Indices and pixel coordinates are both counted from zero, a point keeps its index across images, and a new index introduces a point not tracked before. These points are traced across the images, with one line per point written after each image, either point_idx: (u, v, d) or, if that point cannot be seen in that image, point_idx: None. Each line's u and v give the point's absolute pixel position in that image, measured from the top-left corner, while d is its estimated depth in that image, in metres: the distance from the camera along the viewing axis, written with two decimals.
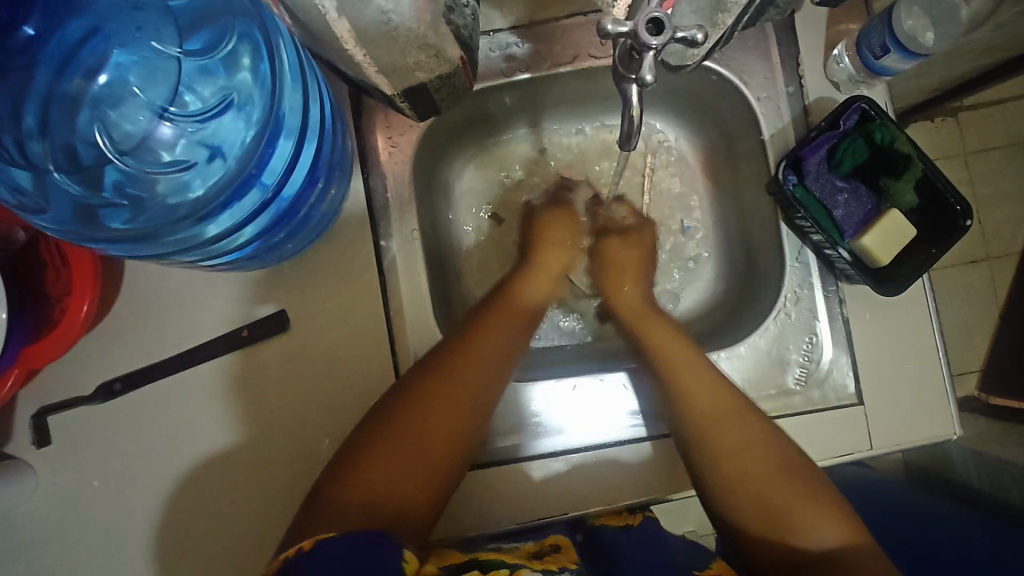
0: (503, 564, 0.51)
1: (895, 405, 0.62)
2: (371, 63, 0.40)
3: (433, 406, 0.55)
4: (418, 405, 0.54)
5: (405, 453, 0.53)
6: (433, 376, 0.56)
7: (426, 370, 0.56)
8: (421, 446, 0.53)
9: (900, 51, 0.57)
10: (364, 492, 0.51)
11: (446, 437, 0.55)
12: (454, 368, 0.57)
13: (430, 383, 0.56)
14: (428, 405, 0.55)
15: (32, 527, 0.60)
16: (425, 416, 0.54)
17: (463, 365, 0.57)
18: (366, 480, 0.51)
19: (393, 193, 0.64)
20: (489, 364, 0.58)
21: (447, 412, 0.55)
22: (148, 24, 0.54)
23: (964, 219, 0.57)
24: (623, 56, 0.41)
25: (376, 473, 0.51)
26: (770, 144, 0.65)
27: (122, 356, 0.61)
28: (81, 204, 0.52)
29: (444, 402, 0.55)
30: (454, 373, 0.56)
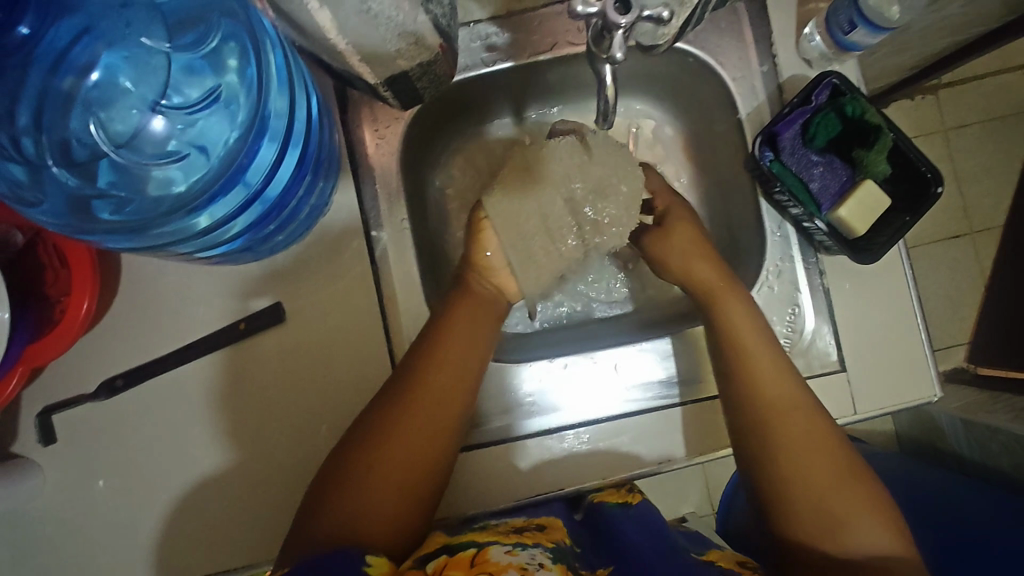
0: (473, 544, 0.52)
1: (877, 370, 0.64)
2: (353, 52, 0.41)
3: (399, 422, 0.56)
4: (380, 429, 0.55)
5: (375, 472, 0.54)
6: (395, 399, 0.57)
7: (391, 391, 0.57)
8: (389, 465, 0.54)
9: (867, 25, 0.59)
10: (341, 511, 0.52)
11: (415, 454, 0.55)
12: (413, 388, 0.57)
13: (391, 406, 0.56)
14: (393, 427, 0.56)
15: (42, 524, 0.62)
16: (388, 439, 0.55)
17: (422, 382, 0.57)
18: (340, 505, 0.53)
19: (382, 184, 0.66)
20: (449, 376, 0.58)
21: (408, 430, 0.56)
22: (137, 21, 0.55)
23: (935, 185, 0.60)
24: (595, 37, 0.43)
25: (353, 497, 0.53)
26: (746, 123, 0.66)
27: (123, 353, 0.63)
28: (76, 197, 0.54)
29: (409, 420, 0.56)
30: (415, 393, 0.57)
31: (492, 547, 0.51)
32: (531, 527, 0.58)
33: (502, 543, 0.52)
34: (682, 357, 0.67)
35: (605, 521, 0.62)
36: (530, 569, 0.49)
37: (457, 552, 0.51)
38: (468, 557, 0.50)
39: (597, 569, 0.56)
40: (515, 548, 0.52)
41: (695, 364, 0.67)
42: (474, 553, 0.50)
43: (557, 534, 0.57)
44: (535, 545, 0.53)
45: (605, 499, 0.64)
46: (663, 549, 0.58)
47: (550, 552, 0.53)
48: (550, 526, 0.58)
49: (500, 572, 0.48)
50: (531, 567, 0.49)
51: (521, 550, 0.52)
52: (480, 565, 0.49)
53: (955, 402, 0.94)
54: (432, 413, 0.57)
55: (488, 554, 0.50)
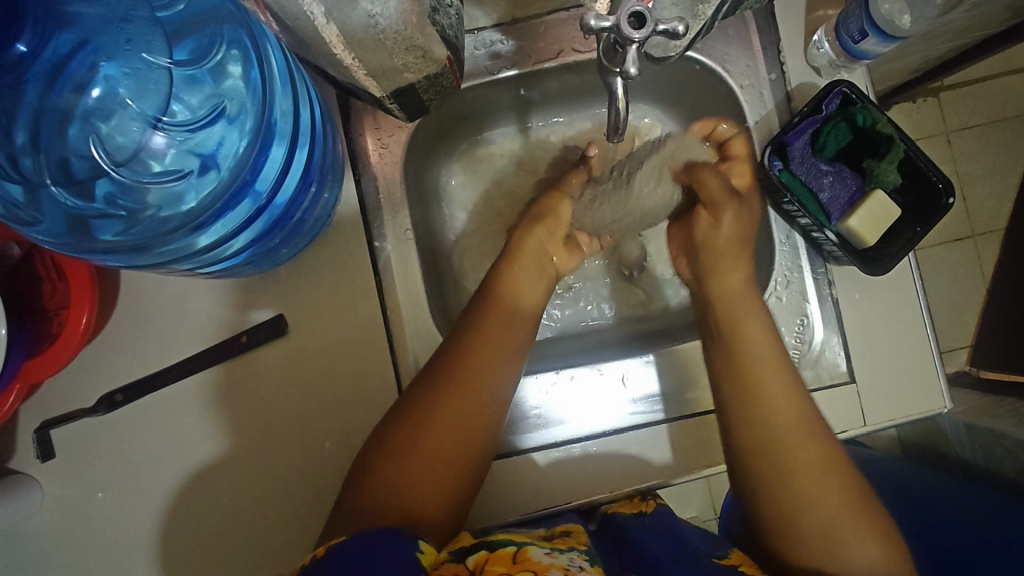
0: (510, 542, 0.52)
1: (886, 382, 0.64)
2: (360, 67, 0.40)
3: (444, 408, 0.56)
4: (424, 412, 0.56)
5: (413, 455, 0.54)
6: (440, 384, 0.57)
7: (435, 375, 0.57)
8: (426, 451, 0.55)
9: (878, 34, 0.58)
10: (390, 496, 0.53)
11: (455, 443, 0.56)
12: (457, 376, 0.57)
13: (431, 394, 0.56)
14: (437, 413, 0.56)
15: (40, 540, 0.61)
16: (430, 424, 0.55)
17: (470, 373, 0.57)
18: (380, 490, 0.53)
19: (385, 192, 0.65)
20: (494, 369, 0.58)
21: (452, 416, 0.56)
22: (138, 35, 0.53)
23: (946, 196, 0.59)
24: (607, 51, 0.42)
25: (390, 476, 0.53)
26: (754, 132, 0.66)
27: (123, 367, 0.61)
28: (75, 216, 0.53)
29: (455, 407, 0.56)
30: (462, 382, 0.57)
31: (531, 547, 0.51)
32: (557, 534, 0.58)
33: (539, 544, 0.53)
34: (672, 374, 0.66)
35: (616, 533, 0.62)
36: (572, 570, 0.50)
37: (496, 549, 0.50)
38: (509, 554, 0.50)
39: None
40: (555, 551, 0.52)
41: (682, 380, 0.66)
42: (516, 551, 0.50)
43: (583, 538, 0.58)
44: (571, 549, 0.54)
45: (617, 510, 0.65)
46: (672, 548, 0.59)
47: (586, 555, 0.54)
48: (574, 531, 0.59)
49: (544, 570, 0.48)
50: (573, 569, 0.50)
51: (561, 554, 0.52)
52: (523, 562, 0.49)
53: (958, 407, 0.93)
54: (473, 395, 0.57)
55: (528, 553, 0.50)
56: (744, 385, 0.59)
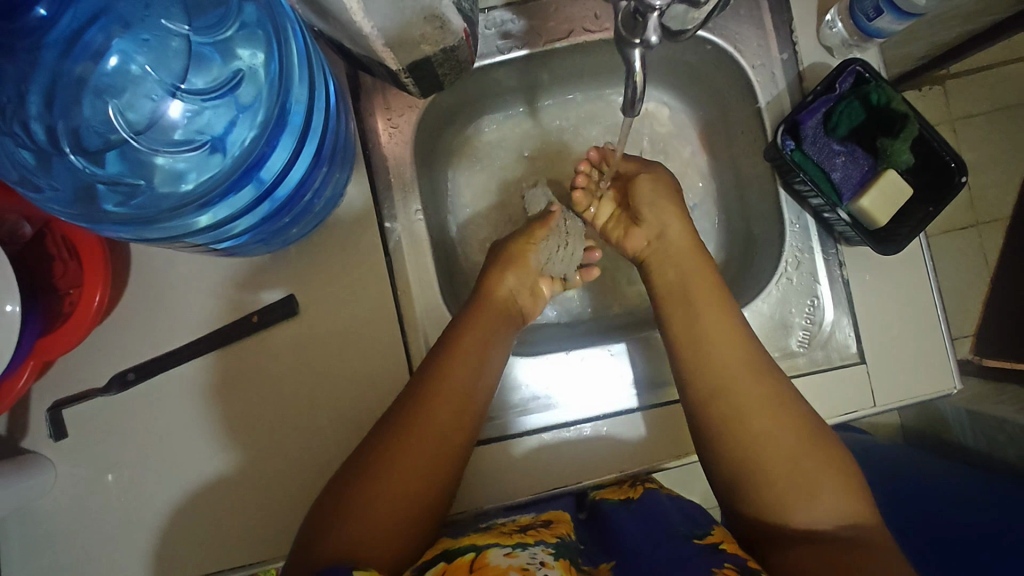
0: (471, 548, 0.51)
1: (897, 363, 0.64)
2: (378, 37, 0.40)
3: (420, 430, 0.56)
4: (401, 438, 0.55)
5: (379, 488, 0.53)
6: (406, 417, 0.56)
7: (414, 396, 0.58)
8: (394, 483, 0.54)
9: (892, 12, 0.58)
10: (354, 526, 0.51)
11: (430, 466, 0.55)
12: (421, 405, 0.57)
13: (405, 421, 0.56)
14: (405, 446, 0.55)
15: (53, 519, 0.61)
16: (395, 456, 0.54)
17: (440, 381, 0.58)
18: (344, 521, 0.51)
19: (394, 175, 0.65)
20: (461, 386, 0.58)
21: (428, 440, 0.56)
22: (157, 3, 0.54)
23: (960, 175, 0.59)
24: (626, 20, 0.41)
25: (359, 513, 0.52)
26: (766, 112, 0.65)
27: (134, 346, 0.62)
28: (86, 184, 0.53)
29: (422, 436, 0.56)
30: (432, 403, 0.57)
31: (492, 550, 0.50)
32: (536, 525, 0.57)
33: (502, 545, 0.51)
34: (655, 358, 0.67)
35: (605, 519, 0.61)
36: (532, 569, 0.47)
37: (455, 558, 0.49)
38: (467, 562, 0.48)
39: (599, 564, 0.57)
40: (515, 550, 0.50)
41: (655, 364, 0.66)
42: (473, 558, 0.49)
43: (561, 530, 0.57)
44: (537, 543, 0.52)
45: (604, 496, 0.64)
46: (656, 534, 0.57)
47: (552, 548, 0.52)
48: (555, 522, 0.58)
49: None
50: (532, 567, 0.48)
51: (521, 552, 0.50)
52: (479, 570, 0.48)
53: (963, 394, 0.94)
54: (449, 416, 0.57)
55: (487, 558, 0.49)
56: (751, 363, 0.59)
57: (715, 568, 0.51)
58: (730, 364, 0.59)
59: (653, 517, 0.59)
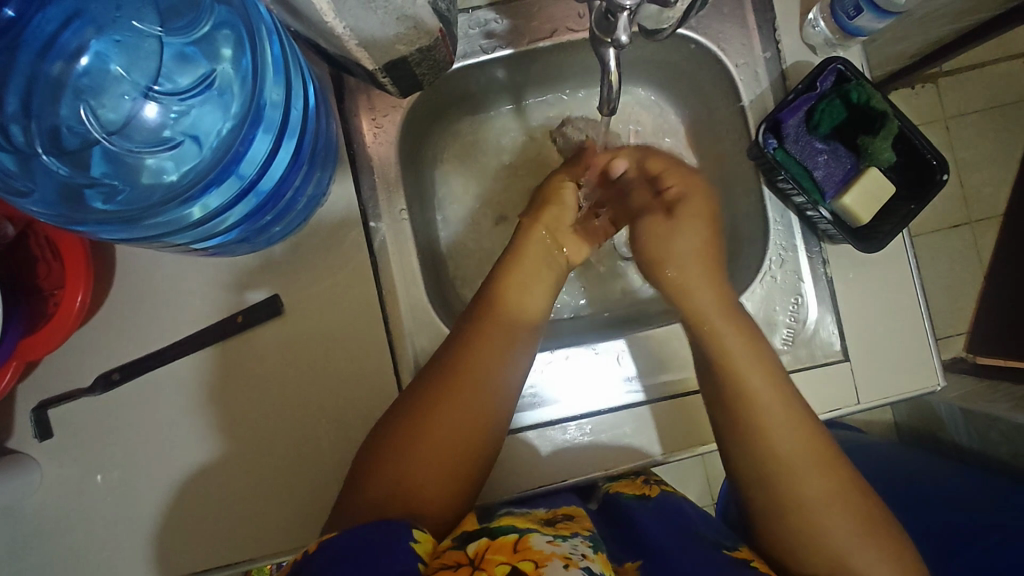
0: (513, 531, 0.50)
1: (880, 361, 0.64)
2: (351, 37, 0.40)
3: (463, 390, 0.57)
4: (442, 396, 0.56)
5: (421, 453, 0.54)
6: (449, 376, 0.57)
7: (456, 353, 0.58)
8: (439, 439, 0.55)
9: (873, 10, 0.58)
10: (395, 483, 0.53)
11: (474, 424, 0.57)
12: (456, 371, 0.57)
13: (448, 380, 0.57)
14: (449, 404, 0.56)
15: (39, 520, 0.61)
16: (433, 422, 0.55)
17: (482, 343, 0.59)
18: (390, 475, 0.53)
19: (380, 175, 0.65)
20: (502, 349, 0.60)
21: (472, 400, 0.57)
22: (128, 4, 0.55)
23: (940, 173, 0.59)
24: (599, 20, 0.42)
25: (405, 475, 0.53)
26: (749, 111, 0.65)
27: (119, 346, 0.62)
28: (67, 185, 0.53)
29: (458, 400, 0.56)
30: (474, 362, 0.58)
31: (533, 535, 0.50)
32: (561, 518, 0.57)
33: (542, 532, 0.51)
34: (656, 355, 0.66)
35: (624, 512, 0.62)
36: (575, 560, 0.47)
37: (498, 537, 0.49)
38: (509, 542, 0.48)
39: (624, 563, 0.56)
40: (557, 539, 0.50)
41: (659, 359, 0.66)
42: (516, 539, 0.49)
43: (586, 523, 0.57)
44: (575, 535, 0.52)
45: (620, 489, 0.65)
46: (680, 535, 0.57)
47: (590, 541, 0.52)
48: (579, 516, 0.58)
49: (545, 561, 0.46)
50: (575, 558, 0.47)
51: (563, 541, 0.50)
52: (523, 552, 0.47)
53: (955, 392, 0.94)
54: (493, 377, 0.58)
55: (529, 542, 0.49)
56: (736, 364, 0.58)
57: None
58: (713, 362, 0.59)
59: (675, 519, 0.60)
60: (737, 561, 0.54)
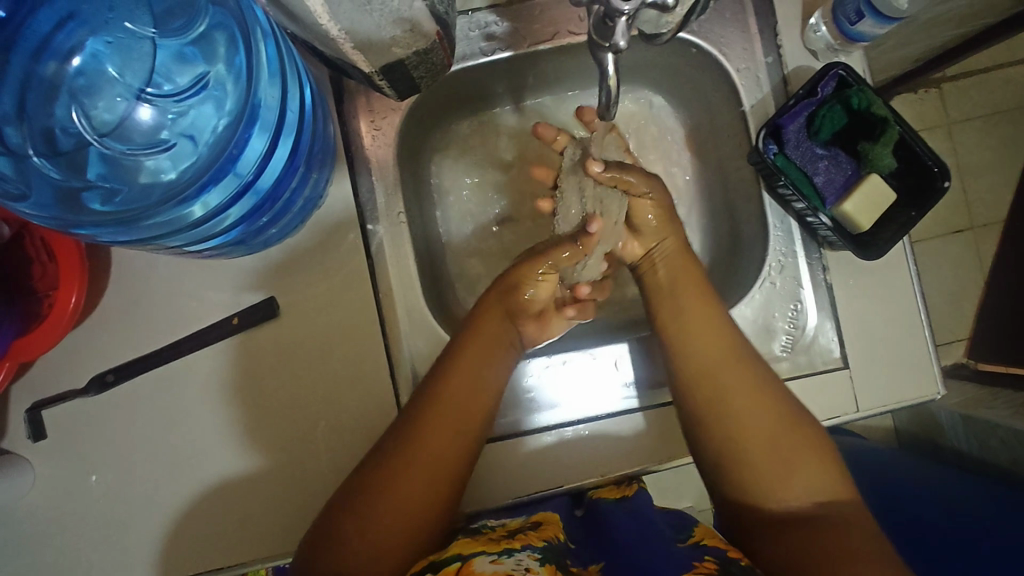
0: (458, 557, 0.50)
1: (880, 369, 0.63)
2: (346, 39, 0.40)
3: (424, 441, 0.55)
4: (403, 447, 0.55)
5: (389, 504, 0.53)
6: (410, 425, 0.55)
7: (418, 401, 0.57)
8: (400, 494, 0.53)
9: (874, 16, 0.58)
10: (354, 543, 0.52)
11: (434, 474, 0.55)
12: (433, 411, 0.56)
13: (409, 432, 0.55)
14: (408, 457, 0.54)
15: (32, 521, 0.61)
16: (397, 480, 0.54)
17: (445, 389, 0.57)
18: (348, 536, 0.52)
19: (378, 177, 0.65)
20: (465, 392, 0.57)
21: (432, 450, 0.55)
22: (121, 4, 0.55)
23: (942, 180, 0.59)
24: (597, 24, 0.42)
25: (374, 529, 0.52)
26: (750, 115, 0.65)
27: (113, 347, 0.61)
28: (62, 188, 0.52)
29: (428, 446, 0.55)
30: (435, 411, 0.56)
31: (477, 558, 0.50)
32: (525, 527, 0.57)
33: (487, 552, 0.51)
34: (656, 359, 0.66)
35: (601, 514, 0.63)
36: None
37: (443, 566, 0.49)
38: (451, 571, 0.48)
39: (588, 566, 0.56)
40: (502, 557, 0.50)
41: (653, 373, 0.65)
42: (457, 567, 0.48)
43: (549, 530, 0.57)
44: (524, 548, 0.52)
45: (602, 495, 0.66)
46: (646, 529, 0.59)
47: (539, 554, 0.51)
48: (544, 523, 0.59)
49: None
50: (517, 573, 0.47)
51: (507, 558, 0.50)
52: None
53: (955, 399, 0.93)
54: (453, 424, 0.56)
55: (472, 566, 0.48)
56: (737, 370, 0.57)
57: (697, 562, 0.52)
58: (711, 368, 0.58)
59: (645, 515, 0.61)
60: (692, 546, 0.55)
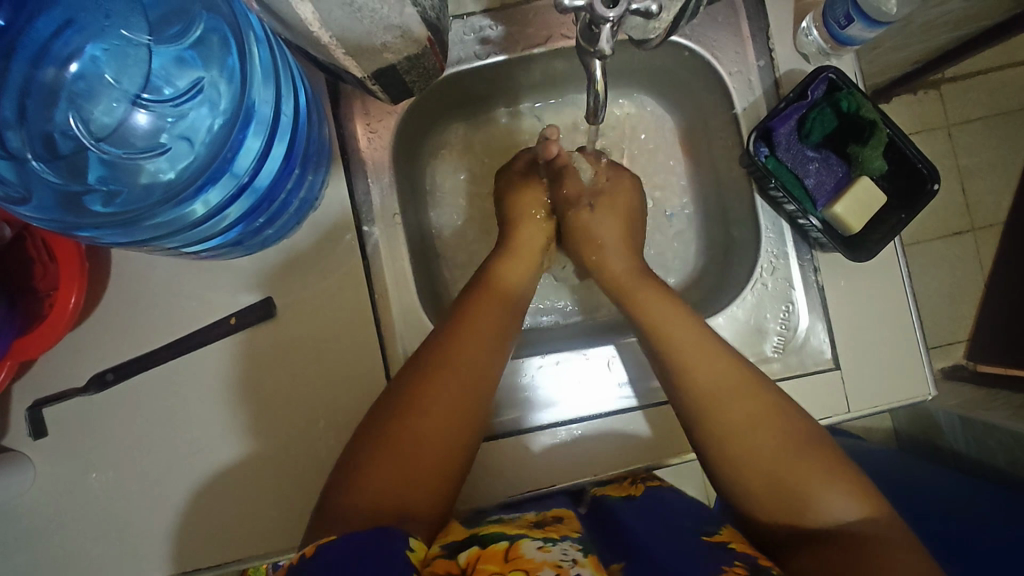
0: (503, 537, 0.51)
1: (871, 370, 0.64)
2: (337, 45, 0.41)
3: (438, 390, 0.55)
4: (416, 398, 0.55)
5: (400, 453, 0.52)
6: (428, 376, 0.56)
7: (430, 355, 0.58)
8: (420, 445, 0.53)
9: (864, 19, 0.58)
10: (376, 495, 0.50)
11: (451, 426, 0.55)
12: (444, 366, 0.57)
13: (425, 384, 0.56)
14: (426, 406, 0.54)
15: (31, 517, 0.61)
16: (416, 425, 0.54)
17: (460, 344, 0.58)
18: (368, 486, 0.50)
19: (374, 179, 0.66)
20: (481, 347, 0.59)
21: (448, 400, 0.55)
22: (117, 12, 0.55)
23: (931, 182, 0.59)
24: (584, 31, 0.44)
25: (387, 469, 0.51)
26: (742, 118, 0.66)
27: (114, 347, 0.62)
28: (64, 192, 0.53)
29: (431, 410, 0.54)
30: (449, 364, 0.57)
31: (524, 541, 0.50)
32: (550, 521, 0.57)
33: (533, 538, 0.51)
34: (651, 361, 0.66)
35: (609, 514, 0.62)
36: (566, 567, 0.47)
37: (489, 544, 0.50)
38: (501, 550, 0.49)
39: (610, 565, 0.55)
40: (548, 543, 0.51)
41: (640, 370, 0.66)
42: (507, 546, 0.49)
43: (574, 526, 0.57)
44: (564, 539, 0.53)
45: (606, 492, 0.65)
46: (661, 529, 0.57)
47: (581, 546, 0.52)
48: (567, 518, 0.59)
49: (535, 568, 0.47)
50: (566, 565, 0.48)
51: (553, 545, 0.51)
52: (514, 560, 0.48)
53: (953, 400, 0.93)
54: (468, 376, 0.57)
55: (520, 549, 0.49)
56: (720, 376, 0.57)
57: (725, 567, 0.50)
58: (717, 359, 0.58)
59: (663, 514, 0.60)
60: (716, 547, 0.53)
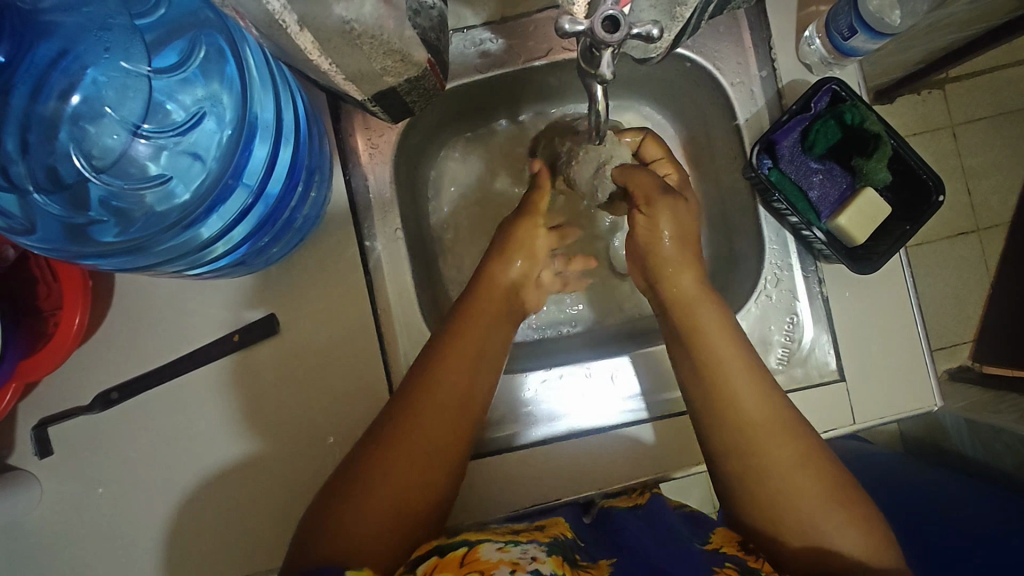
0: (463, 543, 0.51)
1: (877, 380, 0.63)
2: (338, 71, 0.42)
3: (422, 416, 0.56)
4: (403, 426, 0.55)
5: (383, 480, 0.53)
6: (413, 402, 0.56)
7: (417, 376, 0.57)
8: (402, 473, 0.54)
9: (867, 31, 0.58)
10: (356, 523, 0.52)
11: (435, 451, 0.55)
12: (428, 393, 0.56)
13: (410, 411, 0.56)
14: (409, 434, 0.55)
15: (38, 534, 0.62)
16: (399, 453, 0.54)
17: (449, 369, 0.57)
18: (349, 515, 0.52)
19: (375, 192, 0.65)
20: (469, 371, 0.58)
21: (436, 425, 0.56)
22: (116, 44, 0.54)
23: (936, 193, 0.59)
24: (585, 54, 0.44)
25: (371, 496, 0.53)
26: (745, 129, 0.65)
27: (117, 365, 0.63)
28: (70, 223, 0.54)
29: (418, 436, 0.55)
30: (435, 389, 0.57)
31: (484, 545, 0.51)
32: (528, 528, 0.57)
33: (494, 540, 0.52)
34: (652, 375, 0.66)
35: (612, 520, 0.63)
36: (522, 564, 0.48)
37: (447, 553, 0.50)
38: (458, 557, 0.49)
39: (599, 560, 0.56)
40: (508, 545, 0.51)
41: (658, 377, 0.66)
42: (464, 552, 0.49)
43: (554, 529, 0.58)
44: (529, 541, 0.52)
45: (615, 504, 0.65)
46: (659, 534, 0.59)
47: (544, 547, 0.52)
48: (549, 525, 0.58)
49: (491, 569, 0.47)
50: (523, 562, 0.48)
51: (513, 547, 0.51)
52: (470, 564, 0.48)
53: (959, 403, 0.92)
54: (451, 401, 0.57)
55: (478, 553, 0.49)
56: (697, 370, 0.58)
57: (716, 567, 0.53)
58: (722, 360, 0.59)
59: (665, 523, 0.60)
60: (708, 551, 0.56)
